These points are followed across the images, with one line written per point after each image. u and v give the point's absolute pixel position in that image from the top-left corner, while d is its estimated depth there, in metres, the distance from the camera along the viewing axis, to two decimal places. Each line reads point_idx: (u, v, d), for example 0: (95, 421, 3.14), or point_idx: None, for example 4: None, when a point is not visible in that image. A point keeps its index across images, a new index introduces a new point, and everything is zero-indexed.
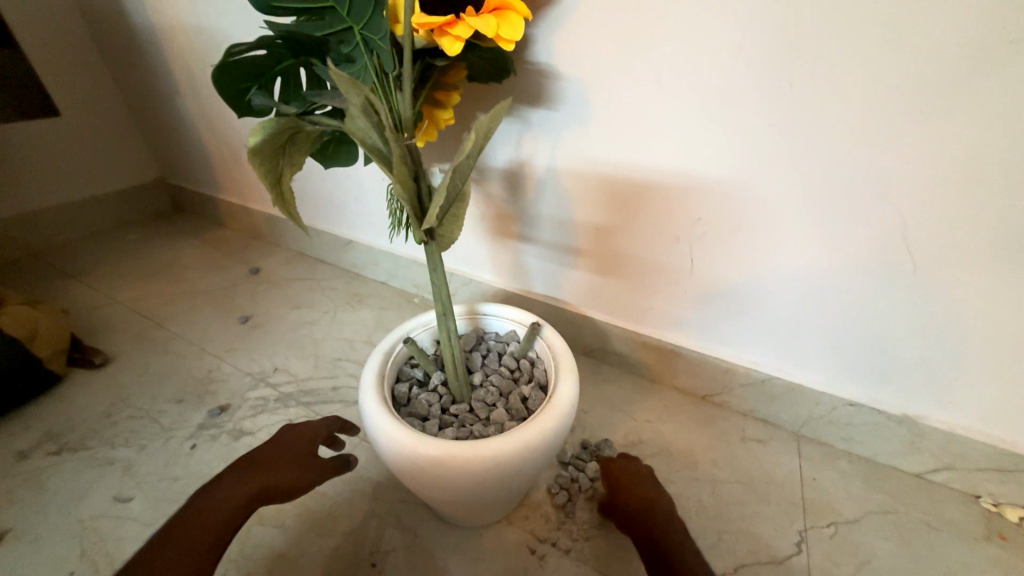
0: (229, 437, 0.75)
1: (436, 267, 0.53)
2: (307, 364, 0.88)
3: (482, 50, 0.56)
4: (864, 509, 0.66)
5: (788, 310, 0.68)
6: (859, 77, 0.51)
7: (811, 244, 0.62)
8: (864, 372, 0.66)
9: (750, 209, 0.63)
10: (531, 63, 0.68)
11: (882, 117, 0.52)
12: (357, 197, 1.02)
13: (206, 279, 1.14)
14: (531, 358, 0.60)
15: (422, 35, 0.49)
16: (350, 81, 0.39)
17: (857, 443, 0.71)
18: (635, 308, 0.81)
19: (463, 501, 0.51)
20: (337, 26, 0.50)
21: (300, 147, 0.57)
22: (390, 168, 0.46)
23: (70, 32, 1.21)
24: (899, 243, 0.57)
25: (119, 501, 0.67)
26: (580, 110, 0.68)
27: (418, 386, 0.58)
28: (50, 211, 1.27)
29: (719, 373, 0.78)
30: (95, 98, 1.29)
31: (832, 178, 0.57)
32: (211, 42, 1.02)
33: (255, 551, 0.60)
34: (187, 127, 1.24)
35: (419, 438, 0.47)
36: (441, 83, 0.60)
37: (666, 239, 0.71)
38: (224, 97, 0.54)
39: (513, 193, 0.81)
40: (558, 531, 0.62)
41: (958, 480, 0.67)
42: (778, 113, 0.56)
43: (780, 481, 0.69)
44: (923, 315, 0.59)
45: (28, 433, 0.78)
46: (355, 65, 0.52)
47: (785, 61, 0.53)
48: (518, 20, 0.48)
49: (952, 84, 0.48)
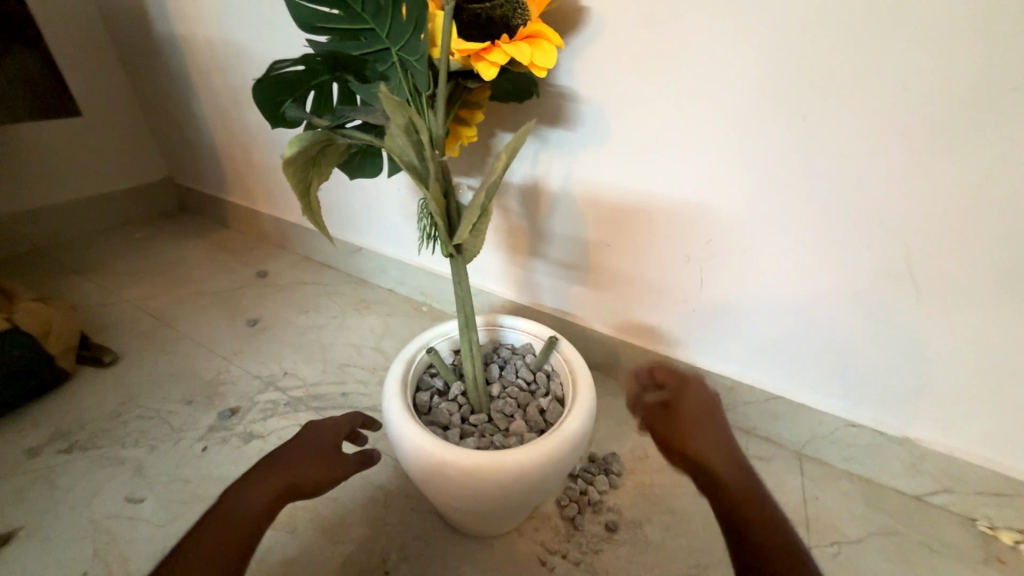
0: (240, 440, 0.75)
1: (461, 279, 0.55)
2: (315, 369, 0.89)
3: (511, 72, 0.58)
4: (867, 529, 0.67)
5: (794, 332, 0.70)
6: (870, 113, 0.54)
7: (817, 269, 0.64)
8: (866, 396, 0.68)
9: (759, 234, 0.66)
10: (553, 85, 0.70)
11: (891, 151, 0.54)
12: (369, 205, 1.03)
13: (213, 281, 1.15)
14: (548, 371, 0.62)
15: (459, 59, 0.51)
16: (397, 102, 0.42)
17: (857, 463, 0.73)
18: (641, 324, 0.82)
19: (483, 510, 0.52)
20: (375, 46, 0.52)
21: (329, 158, 0.58)
22: (426, 184, 0.48)
23: (89, 32, 1.23)
24: (904, 272, 0.59)
25: (131, 502, 0.67)
26: (598, 131, 0.70)
27: (437, 395, 0.60)
28: (58, 208, 1.27)
29: (723, 391, 0.79)
30: (110, 98, 1.30)
31: (842, 207, 0.59)
32: (230, 49, 1.03)
33: (268, 555, 0.60)
34: (200, 129, 1.26)
35: (446, 446, 0.49)
36: (468, 102, 0.62)
37: (676, 259, 0.73)
38: (261, 110, 0.56)
39: (528, 208, 0.83)
40: (568, 543, 0.63)
41: (956, 502, 0.68)
42: (789, 145, 0.59)
43: (784, 499, 0.71)
44: (926, 342, 0.61)
45: (36, 430, 0.77)
46: (391, 83, 0.54)
47: (801, 96, 0.56)
48: (550, 48, 0.50)
49: (960, 121, 0.51)
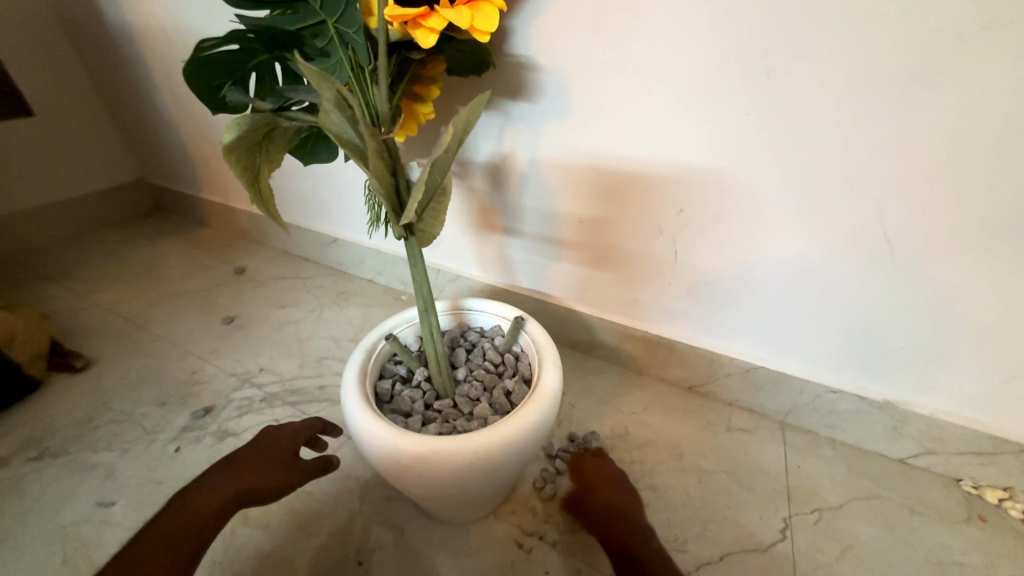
0: (213, 438, 0.74)
1: (417, 261, 0.53)
2: (292, 363, 0.88)
3: (460, 43, 0.55)
4: (849, 495, 0.66)
5: (771, 299, 0.68)
6: (836, 65, 0.51)
7: (791, 233, 0.62)
8: (846, 361, 0.67)
9: (731, 199, 0.63)
10: (510, 56, 0.67)
11: (859, 104, 0.52)
12: (339, 194, 1.01)
13: (189, 280, 1.13)
14: (516, 352, 0.60)
15: (397, 28, 0.48)
16: (321, 74, 0.39)
17: (840, 430, 0.72)
18: (619, 301, 0.81)
19: (449, 495, 0.51)
20: (310, 20, 0.49)
21: (277, 143, 0.55)
22: (366, 163, 0.45)
23: (44, 31, 1.19)
24: (878, 231, 0.57)
25: (101, 507, 0.66)
26: (560, 102, 0.68)
27: (401, 383, 0.58)
28: (27, 214, 1.25)
29: (704, 364, 0.78)
30: (72, 99, 1.27)
31: (811, 167, 0.57)
32: (187, 39, 1.00)
33: (240, 552, 0.59)
34: (166, 125, 1.22)
35: (402, 433, 0.47)
36: (420, 77, 0.59)
37: (649, 230, 0.71)
38: (198, 94, 0.53)
39: (496, 187, 0.80)
40: (545, 525, 0.62)
41: (940, 464, 0.67)
42: (755, 104, 0.56)
43: (765, 470, 0.70)
44: (903, 302, 0.60)
45: (7, 439, 0.76)
46: (331, 60, 0.51)
47: (764, 51, 0.53)
48: (492, 11, 0.47)
49: (927, 69, 0.48)
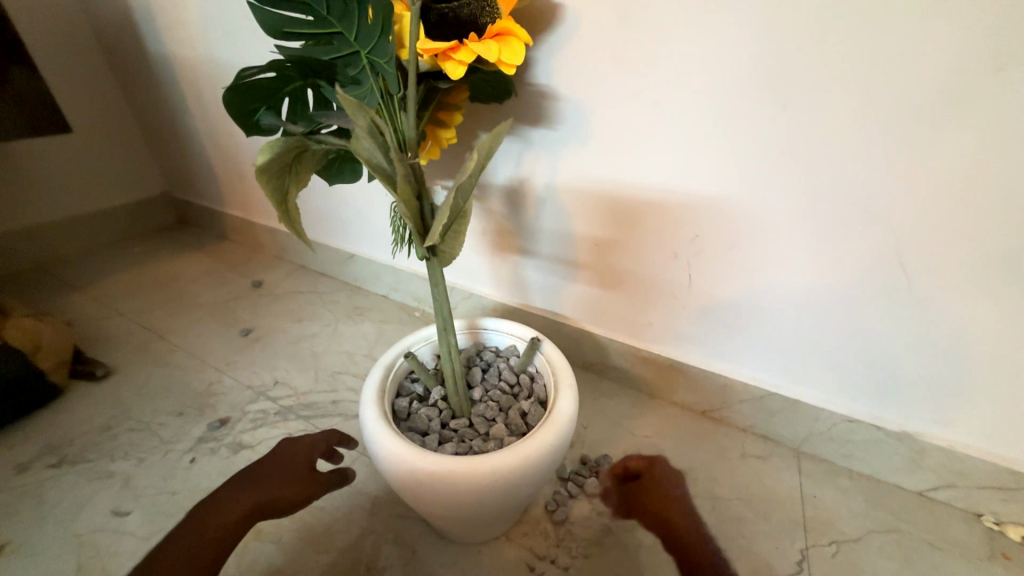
0: (228, 450, 0.75)
1: (438, 281, 0.54)
2: (307, 377, 0.89)
3: (485, 73, 0.57)
4: (866, 528, 0.65)
5: (786, 326, 0.68)
6: (853, 98, 0.52)
7: (805, 261, 0.63)
8: (862, 390, 0.67)
9: (747, 226, 0.64)
10: (531, 84, 0.70)
11: (876, 136, 0.53)
12: (358, 212, 1.03)
13: (209, 292, 1.15)
14: (531, 373, 0.61)
15: (427, 59, 0.51)
16: (356, 104, 0.41)
17: (857, 460, 0.71)
18: (632, 323, 0.81)
19: (464, 516, 0.51)
20: (344, 50, 0.52)
21: (306, 165, 0.57)
22: (394, 186, 0.47)
23: (84, 51, 1.25)
24: (894, 262, 0.57)
25: (117, 515, 0.67)
26: (579, 129, 0.70)
27: (418, 401, 0.59)
28: (56, 225, 1.29)
29: (717, 389, 0.78)
30: (106, 115, 1.33)
31: (828, 196, 0.58)
32: (219, 62, 1.04)
33: (252, 566, 0.60)
34: (193, 142, 1.27)
35: (421, 452, 0.48)
36: (445, 103, 0.61)
37: (664, 254, 0.72)
38: (234, 118, 0.55)
39: (514, 209, 0.82)
40: (557, 548, 0.62)
41: (960, 498, 0.66)
42: (771, 136, 0.58)
43: (781, 499, 0.69)
44: (919, 333, 0.60)
45: (28, 445, 0.78)
46: (361, 87, 0.54)
47: (782, 84, 0.55)
48: (518, 45, 0.49)
49: (941, 106, 0.49)
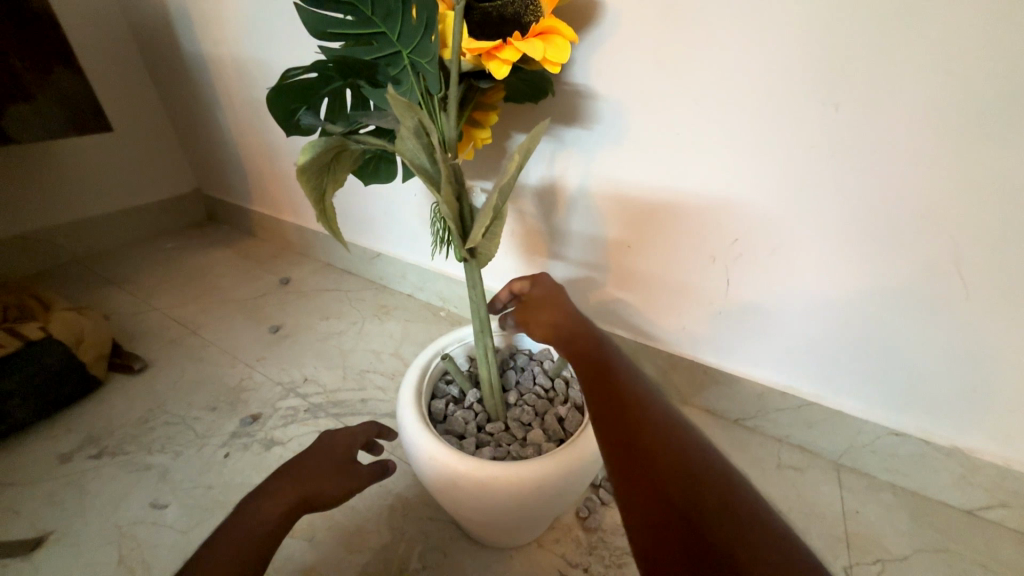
0: (261, 446, 0.76)
1: (476, 283, 0.53)
2: (335, 375, 0.89)
3: (525, 73, 0.56)
4: (912, 547, 0.63)
5: (827, 335, 0.66)
6: (912, 98, 0.50)
7: (852, 268, 0.60)
8: (908, 402, 0.64)
9: (789, 231, 0.62)
10: (568, 84, 0.69)
11: (935, 137, 0.50)
12: (386, 210, 1.03)
13: (239, 288, 1.17)
14: (566, 377, 0.60)
15: (470, 59, 0.50)
16: (405, 105, 0.41)
17: (902, 475, 0.68)
18: (663, 328, 0.80)
19: (501, 522, 0.51)
20: (386, 50, 0.51)
21: (344, 165, 0.57)
22: (436, 188, 0.47)
23: (121, 52, 1.28)
24: (950, 270, 0.55)
25: (155, 508, 0.68)
26: (615, 129, 0.68)
27: (453, 403, 0.59)
28: (93, 221, 1.33)
29: (753, 397, 0.76)
30: (140, 114, 1.36)
31: (878, 202, 0.55)
32: (251, 62, 1.06)
33: (286, 564, 0.60)
34: (224, 140, 1.29)
35: (461, 456, 0.48)
36: (482, 103, 0.61)
37: (700, 260, 0.70)
38: (274, 117, 0.55)
39: (545, 210, 0.81)
40: (590, 556, 0.61)
41: (1014, 519, 0.63)
42: (819, 136, 0.56)
43: (820, 513, 0.67)
44: (975, 345, 0.57)
45: (69, 436, 0.80)
46: (402, 86, 0.54)
47: (831, 83, 0.53)
48: (563, 43, 0.49)
49: (1005, 108, 0.47)
